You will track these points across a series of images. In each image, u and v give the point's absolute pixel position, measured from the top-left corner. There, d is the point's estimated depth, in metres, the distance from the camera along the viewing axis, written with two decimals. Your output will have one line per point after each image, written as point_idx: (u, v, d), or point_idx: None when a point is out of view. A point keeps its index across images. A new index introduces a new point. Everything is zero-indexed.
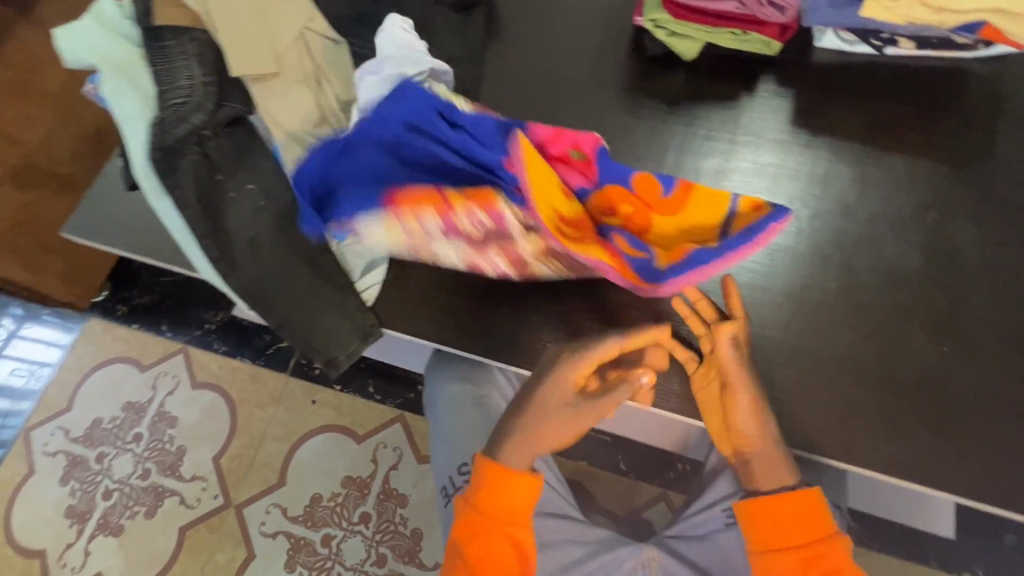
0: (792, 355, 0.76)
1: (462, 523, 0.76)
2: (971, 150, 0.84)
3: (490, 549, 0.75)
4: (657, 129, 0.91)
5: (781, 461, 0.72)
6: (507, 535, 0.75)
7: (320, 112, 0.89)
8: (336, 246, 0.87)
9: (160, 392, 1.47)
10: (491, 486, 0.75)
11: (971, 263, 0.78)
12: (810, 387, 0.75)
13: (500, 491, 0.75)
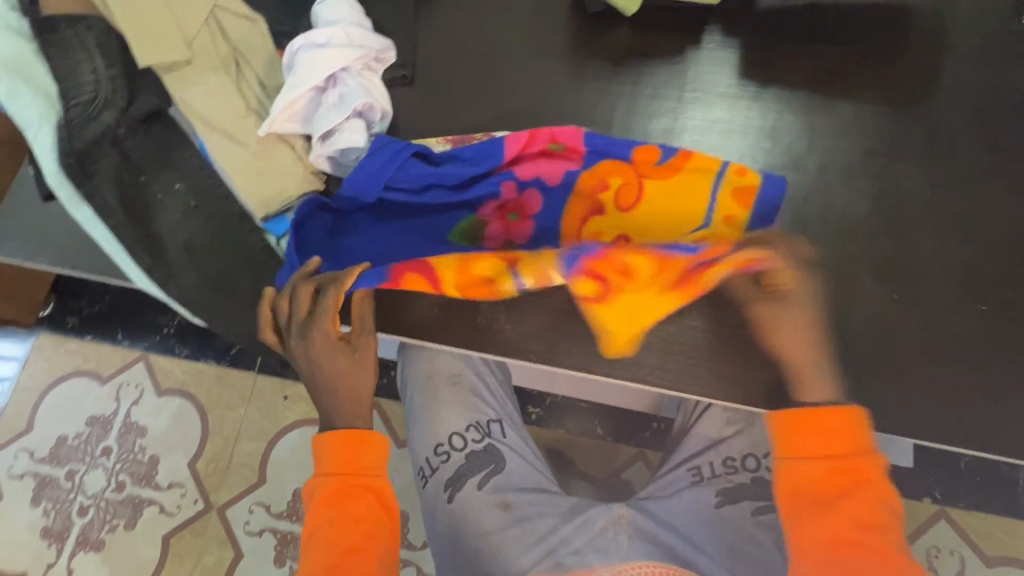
0: None
1: (323, 493, 0.71)
2: (918, 90, 0.83)
3: (356, 493, 0.71)
4: (603, 91, 0.88)
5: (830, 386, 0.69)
6: (369, 470, 0.72)
7: (242, 101, 0.82)
8: (278, 242, 0.82)
9: (124, 403, 1.43)
10: (345, 448, 0.72)
11: (917, 206, 0.78)
12: None
13: (355, 454, 0.72)
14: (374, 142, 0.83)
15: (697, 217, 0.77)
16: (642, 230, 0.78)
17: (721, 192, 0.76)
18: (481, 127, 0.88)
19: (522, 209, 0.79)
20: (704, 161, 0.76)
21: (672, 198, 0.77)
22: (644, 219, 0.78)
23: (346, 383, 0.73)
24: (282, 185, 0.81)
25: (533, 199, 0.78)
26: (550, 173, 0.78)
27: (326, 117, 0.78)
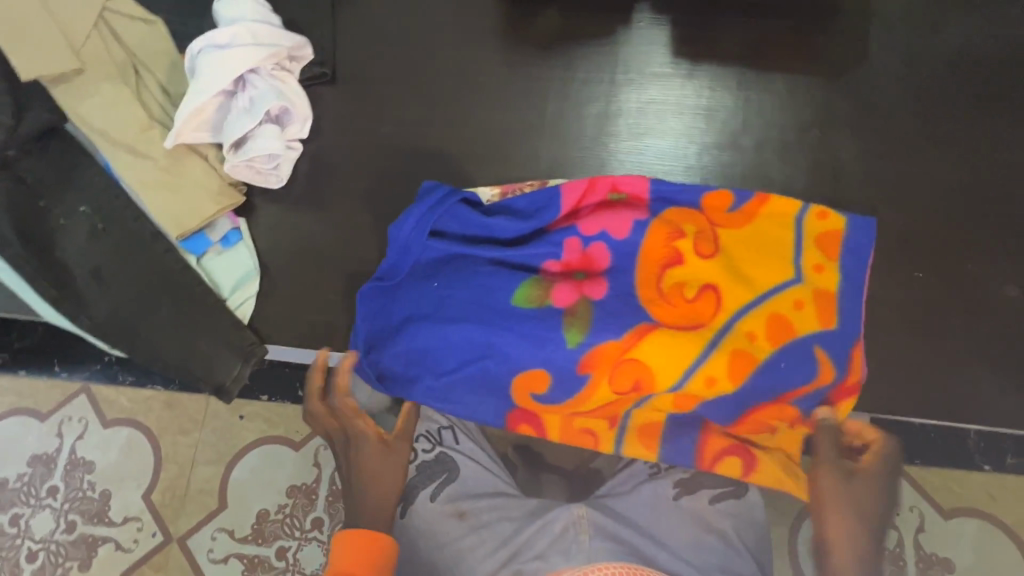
0: None
1: None
2: (849, 59, 0.82)
3: None
4: (536, 77, 0.84)
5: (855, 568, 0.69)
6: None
7: (144, 111, 0.76)
8: (197, 262, 0.77)
9: (68, 439, 1.34)
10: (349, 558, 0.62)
11: (854, 177, 0.78)
12: None
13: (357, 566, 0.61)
14: (295, 146, 0.78)
15: (757, 293, 0.71)
16: (716, 298, 0.71)
17: (805, 265, 0.73)
18: (409, 123, 0.83)
19: (588, 268, 0.74)
20: (814, 254, 0.73)
21: (746, 272, 0.72)
22: (704, 280, 0.72)
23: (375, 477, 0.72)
24: (196, 201, 0.76)
25: (596, 254, 0.74)
26: (609, 227, 0.74)
27: (236, 124, 0.73)
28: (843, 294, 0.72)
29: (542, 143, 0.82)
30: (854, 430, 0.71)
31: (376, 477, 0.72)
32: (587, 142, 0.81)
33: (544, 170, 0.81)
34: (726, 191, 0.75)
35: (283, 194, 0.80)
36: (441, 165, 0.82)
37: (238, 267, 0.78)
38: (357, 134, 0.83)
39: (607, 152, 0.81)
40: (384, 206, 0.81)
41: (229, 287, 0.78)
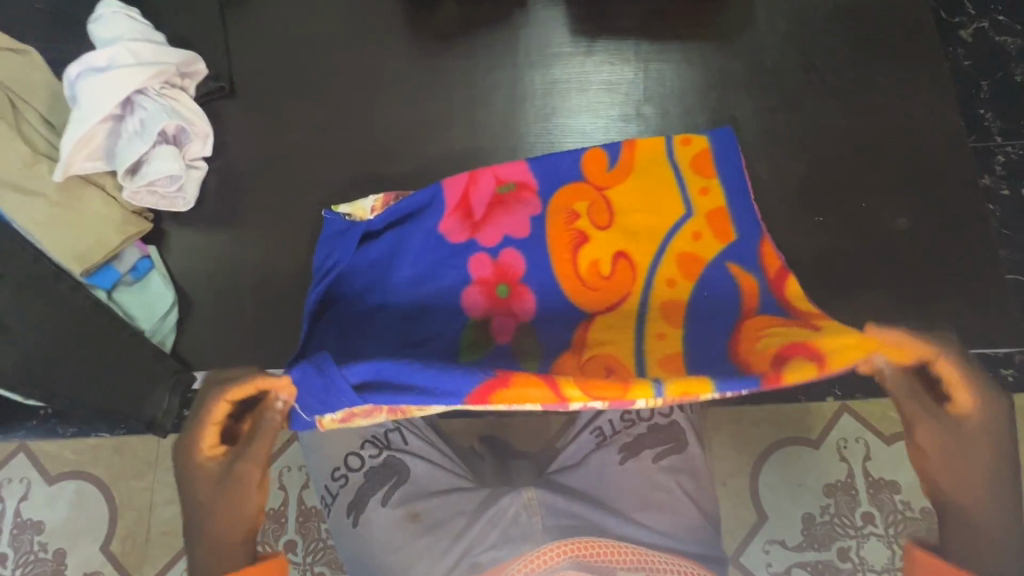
0: None
1: None
2: (741, 19, 0.84)
3: None
4: (439, 70, 0.84)
5: (990, 405, 0.49)
6: None
7: (27, 145, 0.71)
8: (109, 296, 0.74)
9: (11, 502, 1.28)
10: None
11: (752, 135, 0.80)
12: None
13: None
14: (201, 165, 0.77)
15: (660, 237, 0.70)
16: (631, 266, 0.68)
17: (691, 190, 0.72)
18: (316, 128, 0.82)
19: (507, 278, 0.69)
20: (671, 270, 0.68)
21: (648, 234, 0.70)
22: (613, 250, 0.69)
23: (229, 518, 0.53)
24: (96, 233, 0.72)
25: (511, 260, 0.70)
26: (512, 228, 0.70)
27: (128, 147, 0.69)
28: (698, 302, 0.65)
29: (453, 133, 0.82)
30: (947, 376, 0.49)
31: (222, 517, 0.53)
32: (498, 128, 0.81)
33: (460, 158, 0.80)
34: (599, 149, 0.74)
35: (194, 216, 0.78)
36: (352, 167, 0.81)
37: (151, 297, 0.75)
38: (263, 146, 0.81)
39: (521, 136, 0.81)
40: (300, 214, 0.79)
41: (146, 317, 0.74)
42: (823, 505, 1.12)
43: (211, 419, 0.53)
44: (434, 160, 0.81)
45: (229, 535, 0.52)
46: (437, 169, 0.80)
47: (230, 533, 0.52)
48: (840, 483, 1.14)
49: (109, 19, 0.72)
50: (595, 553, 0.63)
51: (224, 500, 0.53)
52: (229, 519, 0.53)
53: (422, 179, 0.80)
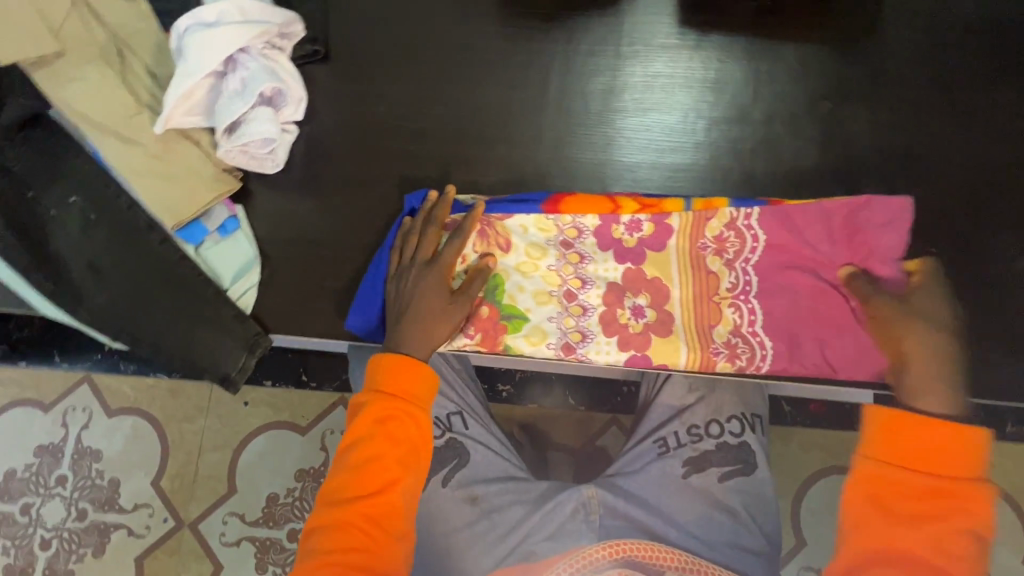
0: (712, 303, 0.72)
1: None
2: (864, 23, 0.78)
3: None
4: (535, 52, 0.81)
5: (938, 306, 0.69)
6: None
7: (130, 94, 0.72)
8: (196, 253, 0.74)
9: (74, 428, 1.35)
10: None
11: (867, 151, 0.74)
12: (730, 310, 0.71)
13: None
14: (291, 129, 0.75)
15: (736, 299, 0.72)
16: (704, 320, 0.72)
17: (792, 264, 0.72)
18: (407, 102, 0.80)
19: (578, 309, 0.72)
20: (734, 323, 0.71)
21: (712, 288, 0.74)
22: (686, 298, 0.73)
23: (434, 321, 0.68)
24: (190, 187, 0.73)
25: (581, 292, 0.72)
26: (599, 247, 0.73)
27: (227, 107, 0.70)
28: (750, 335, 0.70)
29: (544, 118, 0.79)
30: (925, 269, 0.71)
31: (427, 323, 0.68)
32: (593, 118, 0.78)
33: (549, 146, 0.78)
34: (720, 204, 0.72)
35: (279, 179, 0.77)
36: (439, 145, 0.79)
37: (237, 257, 0.75)
38: (353, 115, 0.80)
39: (614, 129, 0.78)
40: (383, 188, 0.78)
41: (229, 277, 0.75)
42: None
43: (429, 247, 0.70)
44: (522, 145, 0.78)
45: (417, 350, 0.68)
46: (524, 153, 0.78)
47: (429, 341, 0.68)
48: None
49: None
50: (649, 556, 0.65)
51: (424, 298, 0.68)
52: (429, 341, 0.68)
53: (508, 164, 0.78)
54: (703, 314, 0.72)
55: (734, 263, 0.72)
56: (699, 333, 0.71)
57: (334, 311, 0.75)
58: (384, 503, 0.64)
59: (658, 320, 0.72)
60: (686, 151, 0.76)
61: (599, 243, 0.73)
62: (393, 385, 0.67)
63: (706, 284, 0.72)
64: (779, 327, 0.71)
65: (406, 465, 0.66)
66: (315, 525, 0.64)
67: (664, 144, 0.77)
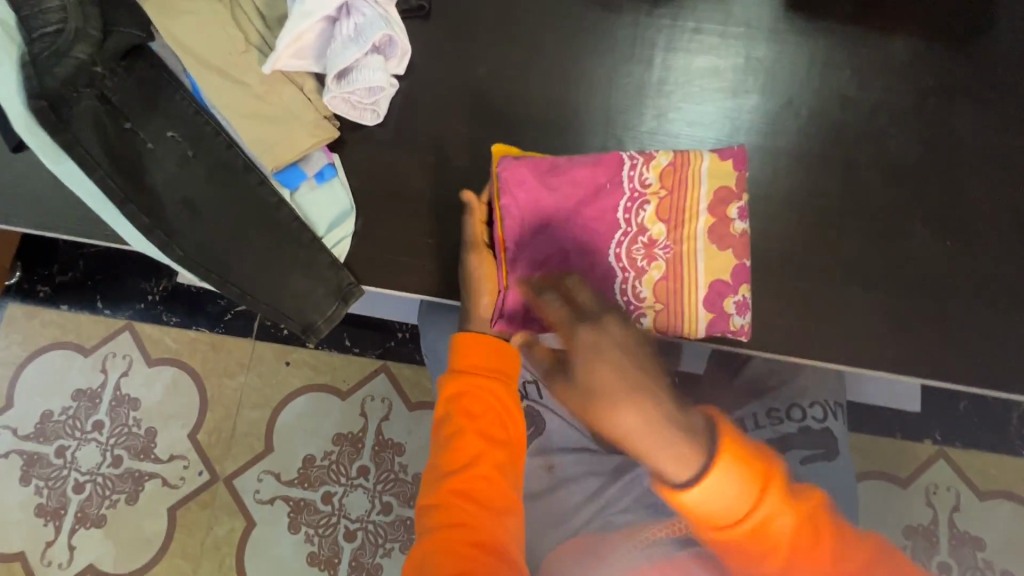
0: (807, 288, 0.71)
1: None
2: (973, 23, 0.78)
3: None
4: (640, 25, 0.80)
5: None
6: None
7: (240, 33, 0.72)
8: (291, 198, 0.74)
9: (113, 375, 1.35)
10: None
11: (972, 150, 0.74)
12: (822, 297, 0.71)
13: None
14: (393, 82, 0.74)
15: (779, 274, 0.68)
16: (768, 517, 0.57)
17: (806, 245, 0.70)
18: (507, 64, 0.80)
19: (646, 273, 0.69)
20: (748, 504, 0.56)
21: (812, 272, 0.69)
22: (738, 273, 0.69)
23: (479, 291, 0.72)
24: (292, 132, 0.72)
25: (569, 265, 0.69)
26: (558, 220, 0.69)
27: (340, 53, 0.69)
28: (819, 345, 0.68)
29: (645, 92, 0.78)
30: None
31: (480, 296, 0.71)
32: (695, 94, 0.78)
33: (648, 120, 0.77)
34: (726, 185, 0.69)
35: (376, 132, 0.77)
36: (537, 110, 0.78)
37: (333, 206, 0.75)
38: (452, 73, 0.79)
39: (713, 108, 0.77)
40: (479, 148, 0.77)
41: (325, 225, 0.74)
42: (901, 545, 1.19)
43: (481, 208, 0.73)
44: (622, 117, 0.77)
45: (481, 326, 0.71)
46: (623, 125, 0.77)
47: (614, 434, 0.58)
48: (922, 527, 1.21)
49: None
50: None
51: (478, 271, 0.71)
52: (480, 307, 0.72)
53: (607, 134, 0.77)
54: (709, 277, 0.69)
55: (641, 231, 0.69)
56: (664, 308, 0.69)
57: (423, 268, 0.75)
58: (480, 476, 0.65)
59: (659, 289, 0.69)
60: (789, 136, 0.75)
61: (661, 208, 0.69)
62: (469, 362, 0.68)
63: (633, 258, 0.69)
64: (884, 320, 0.71)
65: (493, 437, 0.66)
66: (422, 508, 0.65)
67: (764, 128, 0.76)
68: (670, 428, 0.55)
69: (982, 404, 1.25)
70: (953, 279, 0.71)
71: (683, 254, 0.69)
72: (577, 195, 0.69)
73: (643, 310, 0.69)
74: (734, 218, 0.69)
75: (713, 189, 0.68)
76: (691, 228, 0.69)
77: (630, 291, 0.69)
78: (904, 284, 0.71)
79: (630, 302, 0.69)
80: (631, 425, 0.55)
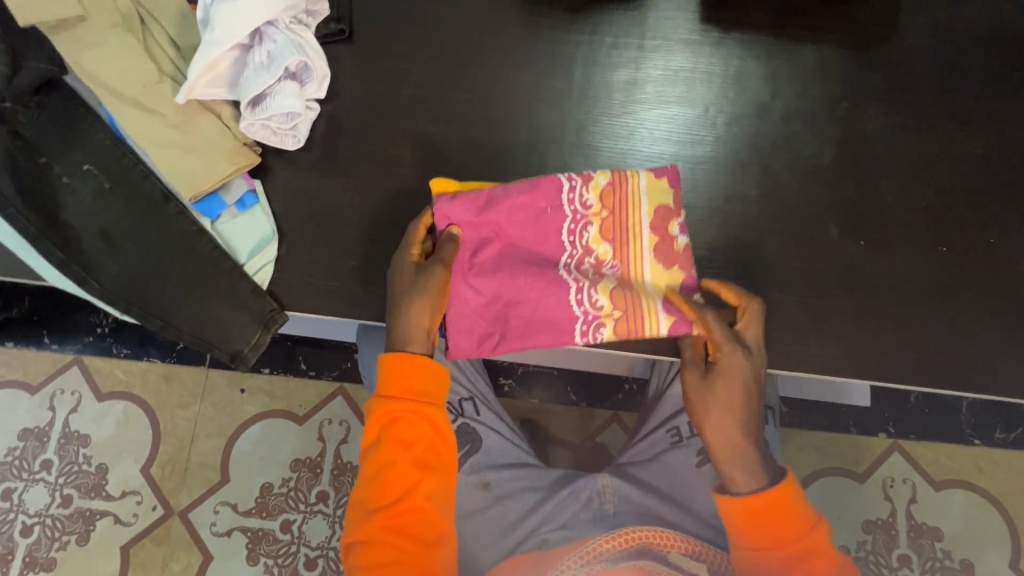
0: None
1: None
2: (879, 29, 0.80)
3: None
4: (560, 40, 0.81)
5: None
6: None
7: (153, 64, 0.72)
8: (212, 226, 0.74)
9: (61, 411, 1.31)
10: None
11: (883, 151, 0.76)
12: None
13: None
14: (311, 106, 0.75)
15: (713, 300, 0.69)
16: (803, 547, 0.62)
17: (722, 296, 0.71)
18: (430, 84, 0.80)
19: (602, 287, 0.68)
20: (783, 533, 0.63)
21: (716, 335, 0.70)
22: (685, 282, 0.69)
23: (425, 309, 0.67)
24: (210, 160, 0.72)
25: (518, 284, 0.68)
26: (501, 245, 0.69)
27: (253, 79, 0.69)
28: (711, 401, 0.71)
29: (568, 106, 0.79)
30: None
31: (421, 311, 0.67)
32: (616, 108, 0.79)
33: (571, 135, 0.78)
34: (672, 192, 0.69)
35: (299, 157, 0.77)
36: (461, 129, 0.79)
37: (254, 232, 0.74)
38: (376, 95, 0.80)
39: (635, 120, 0.78)
40: (404, 168, 0.78)
41: (246, 252, 0.74)
42: (861, 540, 1.20)
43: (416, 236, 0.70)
44: (545, 131, 0.78)
45: (418, 346, 0.67)
46: (547, 140, 0.78)
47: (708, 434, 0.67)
48: (880, 521, 1.22)
49: None
50: (653, 541, 0.65)
51: (411, 283, 0.67)
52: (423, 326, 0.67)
53: (531, 149, 0.78)
54: (660, 288, 0.69)
55: (587, 251, 0.69)
56: (625, 315, 0.67)
57: (350, 290, 0.74)
58: (409, 508, 0.65)
59: (616, 297, 0.68)
60: (708, 145, 0.77)
61: (603, 229, 0.69)
62: (397, 388, 0.65)
63: (583, 273, 0.69)
64: (806, 321, 0.72)
65: (423, 465, 0.66)
66: (349, 542, 0.65)
67: (684, 137, 0.77)
68: (755, 450, 0.67)
69: (933, 396, 1.27)
70: (869, 278, 0.72)
71: (628, 272, 0.69)
72: (518, 219, 0.69)
73: (602, 320, 0.68)
74: (677, 234, 0.69)
75: (653, 207, 0.69)
76: (637, 245, 0.69)
77: (587, 301, 0.68)
78: (823, 284, 0.72)
79: (588, 312, 0.68)
80: (732, 439, 0.65)
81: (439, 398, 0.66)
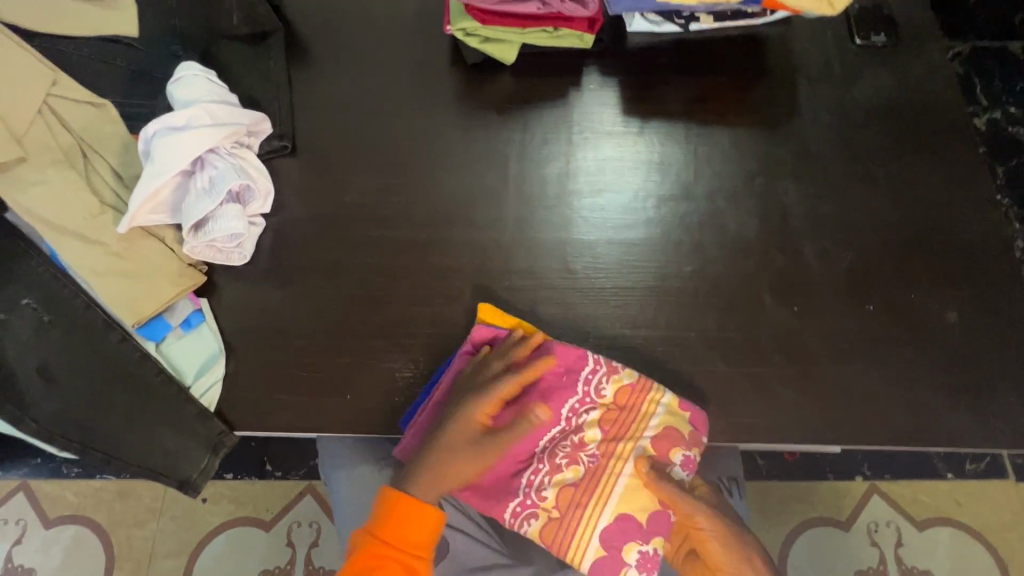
0: (677, 369, 0.74)
1: None
2: (782, 108, 0.88)
3: None
4: (494, 140, 0.87)
5: None
6: None
7: (95, 196, 0.73)
8: (156, 350, 0.73)
9: (4, 545, 1.22)
10: None
11: (802, 220, 0.81)
12: (692, 376, 0.74)
13: None
14: (257, 222, 0.78)
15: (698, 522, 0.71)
16: None
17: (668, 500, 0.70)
18: (373, 189, 0.83)
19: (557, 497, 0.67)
20: None
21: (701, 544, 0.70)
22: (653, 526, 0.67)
23: (457, 462, 0.68)
24: (153, 286, 0.72)
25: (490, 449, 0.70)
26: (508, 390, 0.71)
27: (194, 206, 0.70)
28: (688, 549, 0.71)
29: (506, 201, 0.83)
30: None
31: (453, 462, 0.68)
32: (551, 201, 0.83)
33: (512, 229, 0.81)
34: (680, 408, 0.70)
35: (246, 271, 0.78)
36: (406, 230, 0.81)
37: (201, 352, 0.74)
38: (320, 204, 0.82)
39: (571, 210, 0.82)
40: (352, 273, 0.79)
41: (192, 373, 0.73)
42: None
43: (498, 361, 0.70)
44: (487, 227, 0.82)
45: (438, 481, 0.68)
46: (488, 235, 0.81)
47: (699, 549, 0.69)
48: (871, 569, 1.20)
49: (187, 78, 0.75)
50: None
51: (457, 435, 0.68)
52: (452, 474, 0.68)
53: (474, 244, 0.81)
54: (618, 510, 0.67)
55: (576, 430, 0.69)
56: (560, 516, 0.67)
57: (303, 402, 0.73)
58: None
59: (564, 494, 0.67)
60: (642, 229, 0.81)
61: (601, 420, 0.69)
62: (388, 530, 0.67)
63: (553, 459, 0.68)
64: (753, 390, 0.73)
65: None
66: None
67: (619, 223, 0.81)
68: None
69: None
70: (806, 341, 0.76)
71: (602, 470, 0.68)
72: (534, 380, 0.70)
73: (536, 511, 0.68)
74: (677, 462, 0.69)
75: (663, 424, 0.69)
76: (626, 447, 0.69)
77: (535, 488, 0.68)
78: (765, 353, 0.75)
79: (529, 498, 0.68)
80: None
81: (427, 549, 0.68)
